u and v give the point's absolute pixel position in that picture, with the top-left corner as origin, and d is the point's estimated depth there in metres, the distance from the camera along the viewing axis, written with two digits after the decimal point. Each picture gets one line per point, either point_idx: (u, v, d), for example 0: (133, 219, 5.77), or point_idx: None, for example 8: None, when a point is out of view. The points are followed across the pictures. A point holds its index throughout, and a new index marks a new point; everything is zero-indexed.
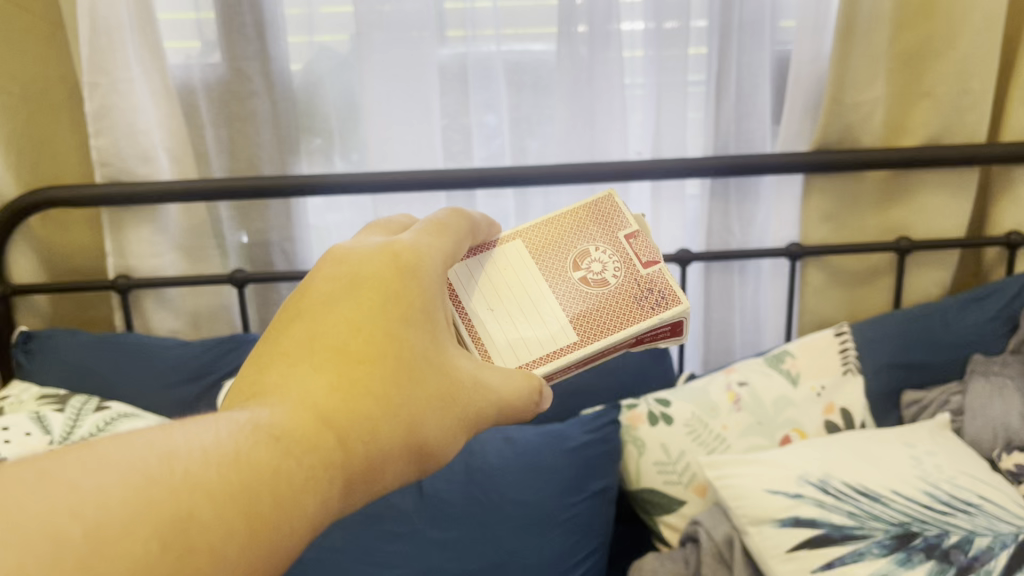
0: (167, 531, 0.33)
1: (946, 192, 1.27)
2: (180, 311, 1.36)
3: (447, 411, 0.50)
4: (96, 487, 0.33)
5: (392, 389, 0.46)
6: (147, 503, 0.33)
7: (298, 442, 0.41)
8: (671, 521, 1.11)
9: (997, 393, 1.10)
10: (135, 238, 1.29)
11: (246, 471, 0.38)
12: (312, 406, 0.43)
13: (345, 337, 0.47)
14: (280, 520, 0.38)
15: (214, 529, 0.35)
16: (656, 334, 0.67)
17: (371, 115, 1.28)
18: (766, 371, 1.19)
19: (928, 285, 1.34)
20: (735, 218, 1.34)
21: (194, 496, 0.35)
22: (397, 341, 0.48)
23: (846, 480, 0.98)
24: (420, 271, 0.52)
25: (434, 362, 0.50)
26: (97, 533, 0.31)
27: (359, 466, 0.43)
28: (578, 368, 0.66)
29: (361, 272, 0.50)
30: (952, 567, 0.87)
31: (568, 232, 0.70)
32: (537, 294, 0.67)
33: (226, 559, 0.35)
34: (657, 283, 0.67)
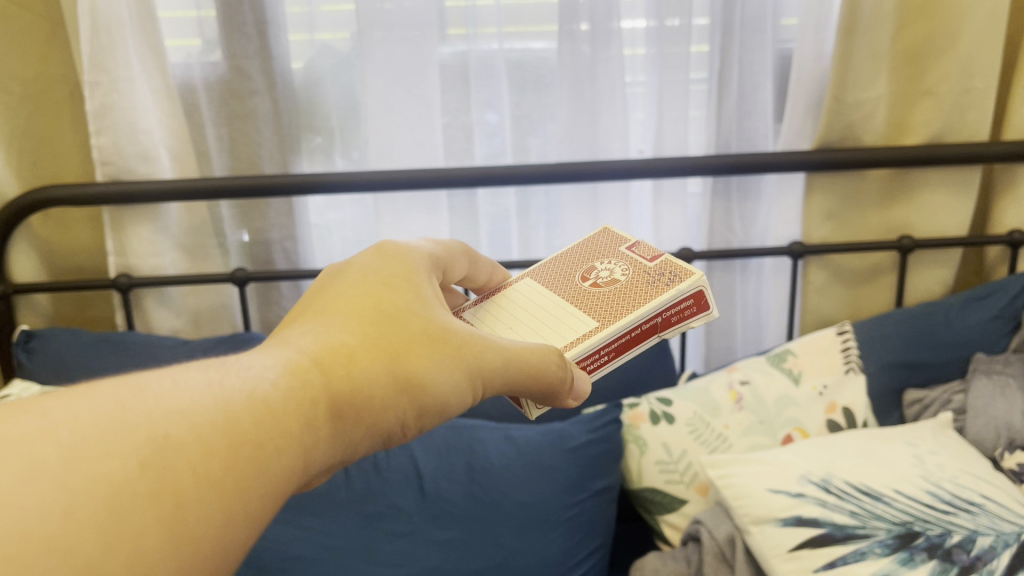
0: (144, 445, 0.32)
1: (948, 190, 1.26)
2: (181, 310, 1.36)
3: (444, 357, 0.49)
4: (67, 414, 0.32)
5: (372, 333, 0.46)
6: (120, 423, 0.33)
7: (279, 371, 0.40)
8: (673, 520, 1.11)
9: (999, 391, 1.10)
10: (136, 237, 1.29)
11: (227, 398, 0.37)
12: (291, 346, 0.43)
13: (322, 307, 0.48)
14: (264, 443, 0.37)
15: (194, 447, 0.34)
16: (679, 312, 0.67)
17: (372, 112, 1.28)
18: (767, 370, 1.18)
19: (931, 284, 1.33)
20: (736, 216, 1.34)
21: (173, 418, 0.34)
22: (373, 301, 0.49)
23: (848, 480, 0.98)
24: (407, 264, 0.55)
25: (415, 309, 0.50)
26: (70, 452, 0.31)
27: (345, 393, 0.43)
28: (614, 356, 0.65)
29: (352, 267, 0.53)
30: (954, 567, 0.87)
31: (574, 260, 0.74)
32: (550, 302, 0.68)
33: (209, 479, 0.34)
34: (665, 268, 0.69)
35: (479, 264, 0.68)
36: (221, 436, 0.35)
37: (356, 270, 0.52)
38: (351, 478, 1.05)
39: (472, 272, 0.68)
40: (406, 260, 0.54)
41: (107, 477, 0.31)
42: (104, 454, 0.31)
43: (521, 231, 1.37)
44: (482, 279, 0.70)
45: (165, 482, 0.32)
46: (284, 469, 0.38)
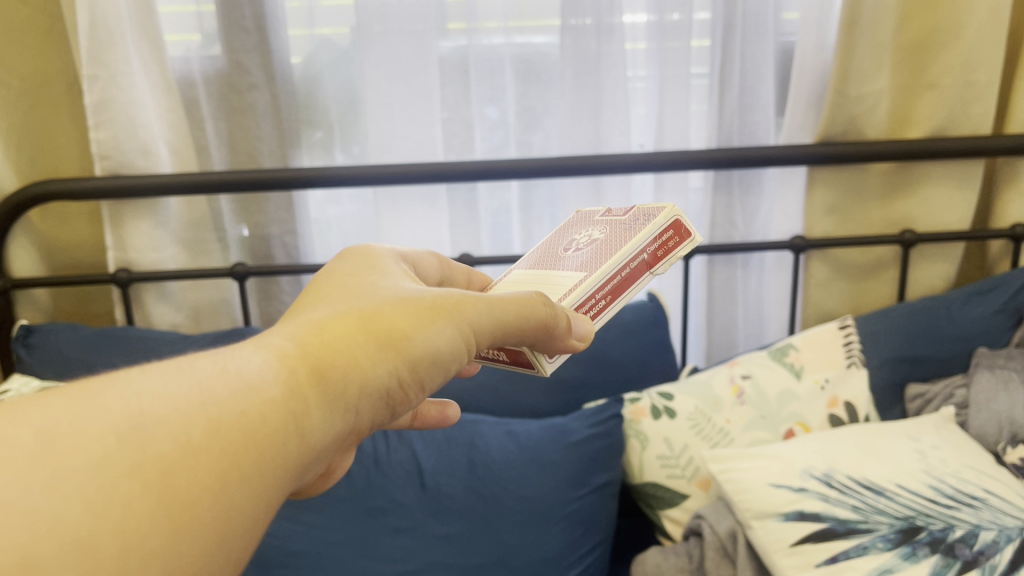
0: (120, 423, 0.32)
1: (951, 184, 1.26)
2: (181, 305, 1.35)
3: (423, 314, 0.49)
4: (43, 406, 0.32)
5: (338, 308, 0.47)
6: (95, 407, 0.33)
7: (251, 355, 0.41)
8: (674, 516, 1.10)
9: (1002, 385, 1.09)
10: (135, 231, 1.28)
11: (202, 379, 0.37)
12: (263, 336, 0.43)
13: (291, 308, 0.49)
14: (246, 412, 0.37)
15: (173, 421, 0.34)
16: (665, 244, 0.65)
17: (371, 106, 1.28)
18: (769, 364, 1.18)
19: (933, 278, 1.33)
20: (738, 211, 1.33)
21: (148, 400, 0.34)
22: (337, 289, 0.50)
23: (850, 474, 0.97)
24: (371, 259, 0.55)
25: (380, 286, 0.51)
26: (46, 434, 0.31)
27: (322, 357, 0.43)
28: (610, 299, 0.63)
29: (321, 274, 0.53)
30: (957, 561, 0.87)
31: (557, 244, 0.74)
32: (539, 278, 0.68)
33: (193, 446, 0.34)
34: (640, 214, 0.69)
35: (456, 269, 0.68)
36: (199, 407, 0.35)
37: (321, 274, 0.53)
38: (352, 473, 1.05)
39: (450, 280, 0.68)
40: (367, 255, 0.56)
41: (86, 452, 0.31)
42: (81, 434, 0.31)
43: (522, 225, 1.37)
44: (461, 283, 0.69)
45: (146, 450, 0.32)
46: (275, 435, 0.38)
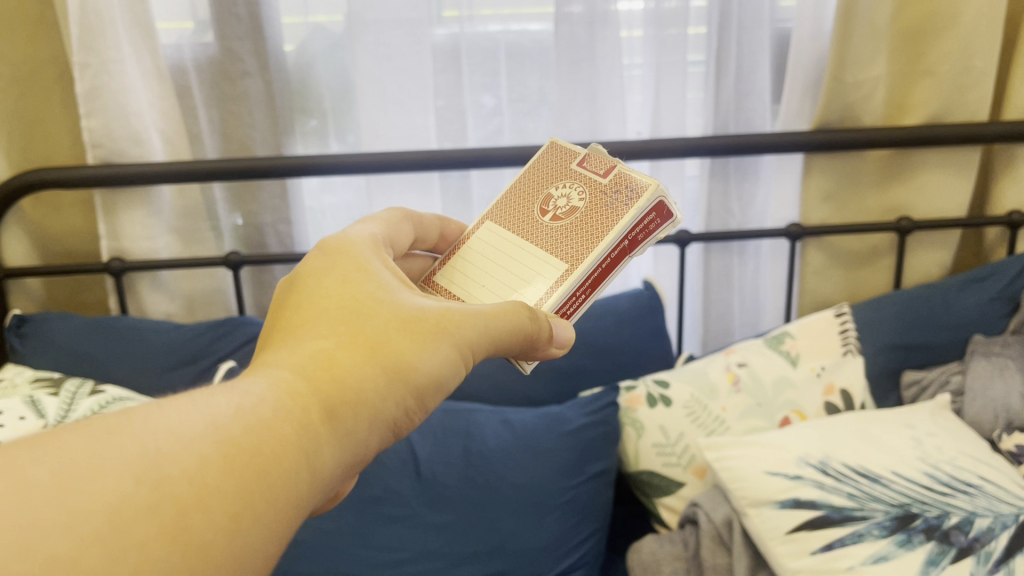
0: (136, 463, 0.32)
1: (948, 171, 1.25)
2: (175, 295, 1.35)
3: (425, 335, 0.48)
4: (56, 441, 0.32)
5: (342, 332, 0.45)
6: (110, 444, 0.32)
7: (261, 387, 0.39)
8: (671, 503, 1.10)
9: (998, 372, 1.09)
10: (128, 220, 1.28)
11: (214, 414, 0.36)
12: (269, 366, 0.42)
13: (288, 320, 0.47)
14: (261, 449, 0.36)
15: (187, 461, 0.33)
16: (645, 227, 0.66)
17: (364, 94, 1.27)
18: (765, 352, 1.18)
19: (929, 265, 1.33)
20: (734, 198, 1.33)
21: (162, 438, 0.33)
22: (337, 301, 0.48)
23: (846, 462, 0.97)
24: (365, 261, 0.53)
25: (380, 299, 0.49)
26: (62, 475, 0.30)
27: (333, 393, 0.41)
28: (591, 291, 0.65)
29: (313, 275, 0.51)
30: (953, 548, 0.87)
31: (528, 190, 0.72)
32: (514, 248, 0.68)
33: (209, 486, 0.33)
34: (620, 182, 0.68)
35: (424, 223, 0.69)
36: (213, 446, 0.34)
37: (314, 276, 0.51)
38: None
39: (420, 230, 0.69)
40: (360, 257, 0.54)
41: (104, 494, 0.30)
42: (96, 476, 0.30)
43: None
44: (432, 235, 0.70)
45: (162, 492, 0.31)
46: (290, 471, 0.37)
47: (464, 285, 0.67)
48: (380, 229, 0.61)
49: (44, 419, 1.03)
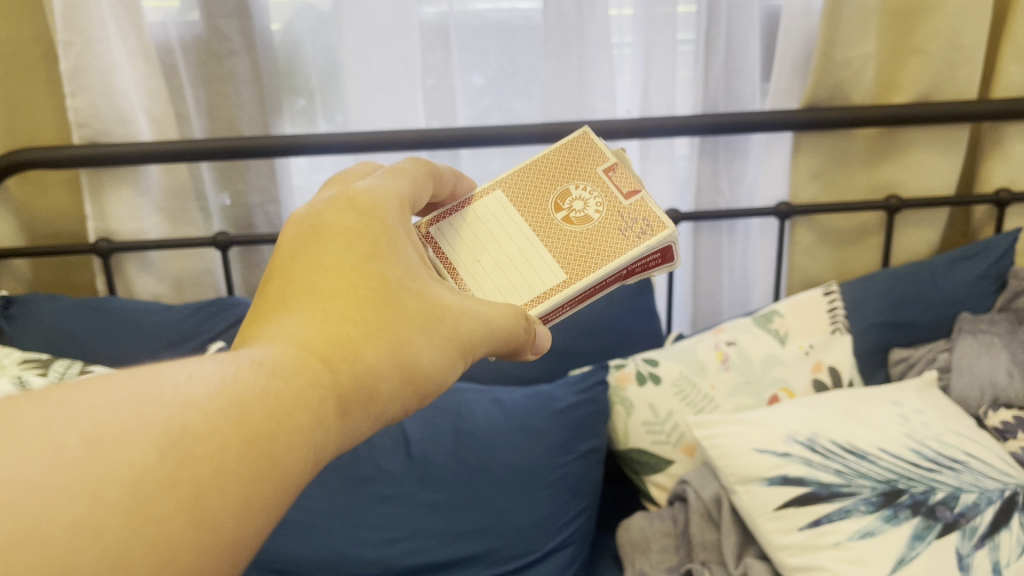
0: (162, 434, 0.30)
1: (936, 149, 1.26)
2: (163, 275, 1.34)
3: (433, 338, 0.47)
4: (84, 400, 0.31)
5: (363, 317, 0.44)
6: (137, 411, 0.31)
7: (284, 365, 0.38)
8: (660, 481, 1.12)
9: (984, 350, 1.10)
10: (116, 201, 1.27)
11: (240, 391, 0.35)
12: (291, 341, 0.40)
13: (310, 284, 0.45)
14: (280, 436, 0.35)
15: (212, 439, 0.32)
16: (646, 263, 0.68)
17: (352, 73, 1.26)
18: (753, 330, 1.18)
19: (917, 244, 1.33)
20: (724, 177, 1.33)
21: (188, 410, 0.32)
22: (360, 276, 0.46)
23: (833, 439, 0.98)
24: (389, 230, 0.51)
25: (399, 285, 0.48)
26: (92, 437, 0.29)
27: (350, 388, 0.40)
28: (575, 304, 0.67)
29: (336, 232, 0.49)
30: (938, 523, 0.88)
31: (546, 177, 0.71)
32: (523, 241, 0.68)
33: (228, 469, 0.32)
34: (639, 211, 0.68)
35: (442, 179, 0.67)
36: (236, 426, 0.33)
37: (337, 234, 0.49)
38: None
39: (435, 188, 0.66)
40: (388, 223, 0.51)
41: (129, 462, 0.29)
42: (123, 443, 0.29)
43: None
44: (446, 189, 0.68)
45: (185, 468, 0.30)
46: (304, 461, 0.36)
47: (466, 261, 0.67)
48: (408, 188, 0.58)
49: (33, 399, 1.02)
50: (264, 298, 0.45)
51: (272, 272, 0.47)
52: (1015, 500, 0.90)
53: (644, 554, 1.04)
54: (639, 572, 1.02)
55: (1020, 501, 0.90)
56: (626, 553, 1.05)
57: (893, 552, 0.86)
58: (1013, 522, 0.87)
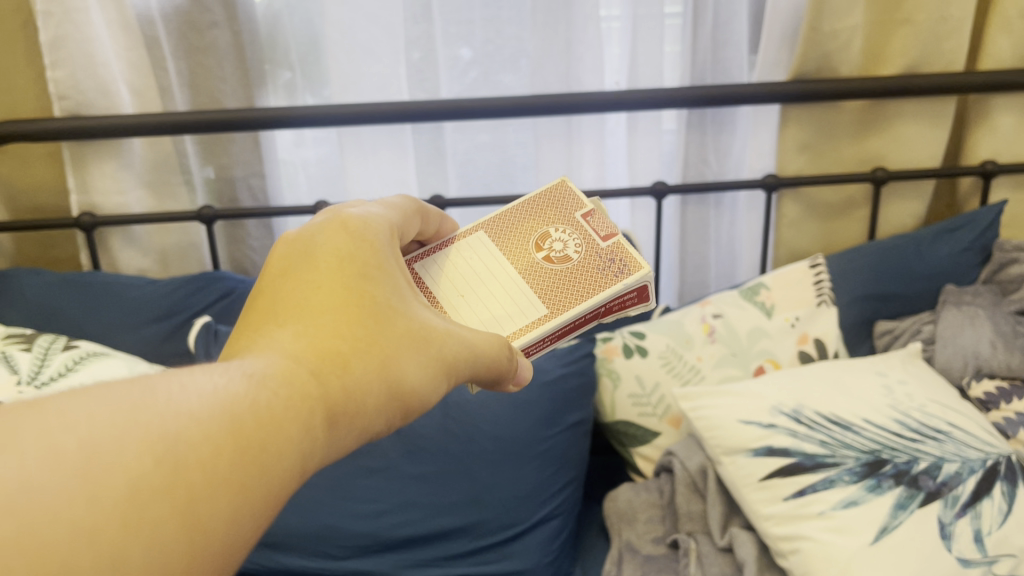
0: (156, 442, 0.30)
1: (922, 121, 1.26)
2: (148, 249, 1.33)
3: (429, 354, 0.46)
4: (82, 403, 0.30)
5: (358, 333, 0.43)
6: (132, 418, 0.30)
7: (278, 378, 0.37)
8: (646, 453, 1.13)
9: (968, 321, 1.10)
10: (99, 174, 1.25)
11: (235, 401, 0.34)
12: (285, 354, 0.39)
13: (300, 299, 0.43)
14: (273, 447, 0.34)
15: (206, 447, 0.31)
16: (623, 301, 0.67)
17: (335, 44, 1.25)
18: (740, 303, 1.18)
19: (903, 216, 1.33)
20: (711, 149, 1.33)
21: (183, 418, 0.31)
22: (350, 292, 0.45)
23: (818, 410, 0.99)
24: (384, 247, 0.50)
25: (394, 302, 0.46)
26: (88, 442, 0.29)
27: (343, 404, 0.39)
28: (555, 340, 0.66)
29: (332, 247, 0.48)
30: (921, 492, 0.89)
31: (525, 221, 0.71)
32: (505, 278, 0.67)
33: (221, 479, 0.31)
34: (616, 253, 0.68)
35: (430, 217, 0.65)
36: (230, 435, 0.32)
37: (330, 248, 0.47)
38: None
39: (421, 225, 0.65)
40: (382, 240, 0.50)
41: (123, 469, 0.28)
42: (116, 451, 0.29)
43: (492, 166, 1.36)
44: (433, 226, 0.66)
45: (179, 473, 0.30)
46: (293, 476, 0.35)
47: (448, 293, 0.65)
48: (400, 218, 0.56)
49: (17, 375, 1.04)
50: (252, 314, 0.43)
51: (260, 289, 0.45)
52: (996, 470, 0.91)
53: (630, 524, 1.06)
54: (625, 542, 1.04)
55: (1001, 471, 0.91)
56: (612, 523, 1.08)
57: (876, 521, 0.87)
58: (994, 491, 0.89)
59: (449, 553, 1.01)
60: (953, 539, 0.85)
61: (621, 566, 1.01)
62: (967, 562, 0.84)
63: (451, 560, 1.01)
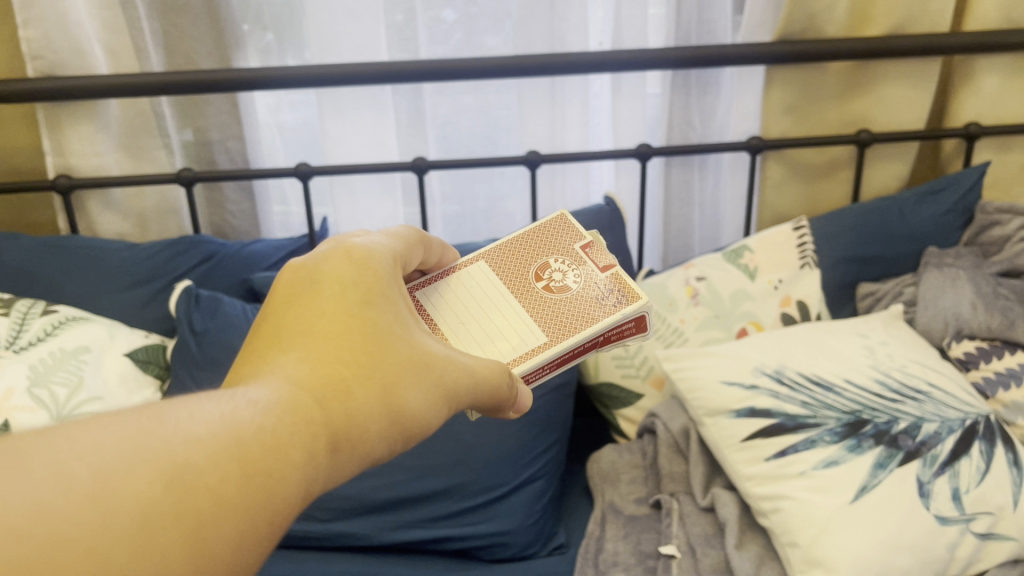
0: (165, 468, 0.29)
1: (906, 83, 1.25)
2: (127, 213, 1.31)
3: (433, 380, 0.45)
4: (89, 429, 0.30)
5: (360, 355, 0.41)
6: (141, 443, 0.30)
7: (284, 403, 0.36)
8: (628, 415, 1.14)
9: (949, 282, 1.09)
10: (76, 136, 1.22)
11: (241, 427, 0.33)
12: (290, 379, 0.38)
13: (303, 324, 0.42)
14: (277, 473, 0.33)
15: (212, 474, 0.30)
16: (621, 331, 0.66)
17: (315, 4, 1.23)
18: (723, 265, 1.18)
19: (887, 179, 1.33)
20: (696, 111, 1.32)
21: (190, 444, 0.31)
22: (354, 317, 0.43)
23: (800, 371, 0.99)
24: (389, 272, 0.48)
25: (399, 326, 0.45)
26: (98, 468, 0.28)
27: (346, 430, 0.38)
28: (554, 368, 0.64)
29: (337, 268, 0.46)
30: (901, 452, 0.90)
31: (524, 252, 0.70)
32: (504, 306, 0.65)
33: (227, 503, 0.30)
34: (615, 283, 0.67)
35: (433, 248, 0.63)
36: (237, 459, 0.32)
37: (333, 273, 0.45)
38: None
39: (424, 255, 0.62)
40: (387, 265, 0.49)
41: (132, 496, 0.28)
42: (125, 476, 0.28)
43: (475, 129, 1.35)
44: (434, 257, 0.63)
45: (188, 499, 0.29)
46: (295, 505, 0.34)
47: (448, 320, 0.63)
48: (401, 249, 0.53)
49: None
50: (255, 340, 0.42)
51: (262, 316, 0.43)
52: (975, 429, 0.93)
53: (613, 485, 1.07)
54: (609, 503, 1.05)
55: (979, 429, 0.93)
56: (596, 485, 1.09)
57: (857, 480, 0.88)
58: (973, 450, 0.91)
59: (432, 515, 1.02)
60: (932, 497, 0.87)
61: (604, 527, 1.02)
62: (945, 520, 0.86)
63: (434, 522, 1.02)
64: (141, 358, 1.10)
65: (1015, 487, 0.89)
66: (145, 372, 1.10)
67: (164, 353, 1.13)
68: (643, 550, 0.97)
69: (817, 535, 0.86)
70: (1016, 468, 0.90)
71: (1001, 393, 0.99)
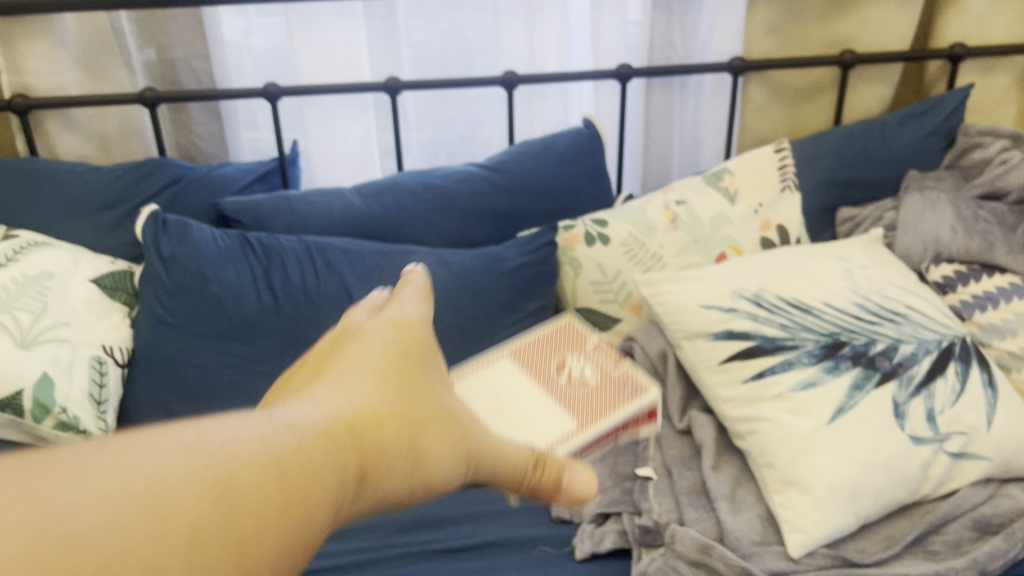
0: (207, 509, 0.27)
1: (893, 3, 1.22)
2: (89, 134, 1.27)
3: (454, 448, 0.42)
4: (139, 451, 0.27)
5: (391, 407, 0.38)
6: (184, 471, 0.27)
7: (327, 442, 0.33)
8: (606, 339, 1.15)
9: (930, 206, 1.08)
10: (31, 53, 1.17)
11: (289, 456, 0.31)
12: (330, 412, 0.35)
13: (342, 370, 0.39)
14: (316, 517, 0.31)
15: (247, 513, 0.28)
16: None
17: None
18: (703, 189, 1.16)
19: (869, 102, 1.32)
20: (677, 30, 1.28)
21: (236, 478, 0.28)
22: (394, 377, 0.40)
23: (779, 294, 0.99)
24: (429, 340, 0.45)
25: (431, 391, 0.42)
26: (146, 497, 0.26)
27: (373, 483, 0.35)
28: None
29: (382, 333, 0.43)
30: (877, 373, 0.91)
31: None
32: None
33: (263, 552, 0.28)
34: None
35: None
36: (277, 498, 0.29)
37: (378, 332, 0.43)
38: (280, 305, 1.05)
39: None
40: (427, 331, 0.46)
41: (168, 531, 0.26)
42: (168, 513, 0.26)
43: (450, 49, 1.31)
44: None
45: (224, 536, 0.27)
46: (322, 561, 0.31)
47: None
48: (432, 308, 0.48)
49: None
50: (301, 375, 0.40)
51: (309, 356, 0.42)
52: (951, 350, 0.93)
53: None
54: None
55: (956, 351, 0.93)
56: None
57: (833, 402, 0.89)
58: (949, 371, 0.91)
59: None
60: (906, 418, 0.88)
61: None
62: (919, 440, 0.87)
63: None
64: (108, 286, 1.08)
65: (988, 408, 0.90)
66: (113, 299, 1.07)
67: (130, 280, 1.11)
68: (619, 471, 0.99)
69: (793, 457, 0.87)
70: (991, 389, 0.91)
71: (977, 316, 0.99)
